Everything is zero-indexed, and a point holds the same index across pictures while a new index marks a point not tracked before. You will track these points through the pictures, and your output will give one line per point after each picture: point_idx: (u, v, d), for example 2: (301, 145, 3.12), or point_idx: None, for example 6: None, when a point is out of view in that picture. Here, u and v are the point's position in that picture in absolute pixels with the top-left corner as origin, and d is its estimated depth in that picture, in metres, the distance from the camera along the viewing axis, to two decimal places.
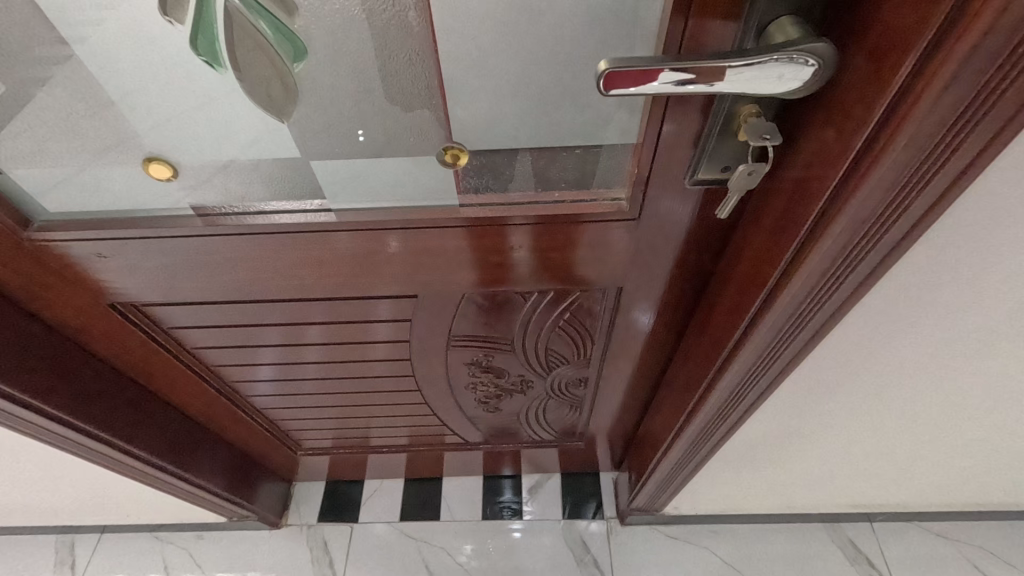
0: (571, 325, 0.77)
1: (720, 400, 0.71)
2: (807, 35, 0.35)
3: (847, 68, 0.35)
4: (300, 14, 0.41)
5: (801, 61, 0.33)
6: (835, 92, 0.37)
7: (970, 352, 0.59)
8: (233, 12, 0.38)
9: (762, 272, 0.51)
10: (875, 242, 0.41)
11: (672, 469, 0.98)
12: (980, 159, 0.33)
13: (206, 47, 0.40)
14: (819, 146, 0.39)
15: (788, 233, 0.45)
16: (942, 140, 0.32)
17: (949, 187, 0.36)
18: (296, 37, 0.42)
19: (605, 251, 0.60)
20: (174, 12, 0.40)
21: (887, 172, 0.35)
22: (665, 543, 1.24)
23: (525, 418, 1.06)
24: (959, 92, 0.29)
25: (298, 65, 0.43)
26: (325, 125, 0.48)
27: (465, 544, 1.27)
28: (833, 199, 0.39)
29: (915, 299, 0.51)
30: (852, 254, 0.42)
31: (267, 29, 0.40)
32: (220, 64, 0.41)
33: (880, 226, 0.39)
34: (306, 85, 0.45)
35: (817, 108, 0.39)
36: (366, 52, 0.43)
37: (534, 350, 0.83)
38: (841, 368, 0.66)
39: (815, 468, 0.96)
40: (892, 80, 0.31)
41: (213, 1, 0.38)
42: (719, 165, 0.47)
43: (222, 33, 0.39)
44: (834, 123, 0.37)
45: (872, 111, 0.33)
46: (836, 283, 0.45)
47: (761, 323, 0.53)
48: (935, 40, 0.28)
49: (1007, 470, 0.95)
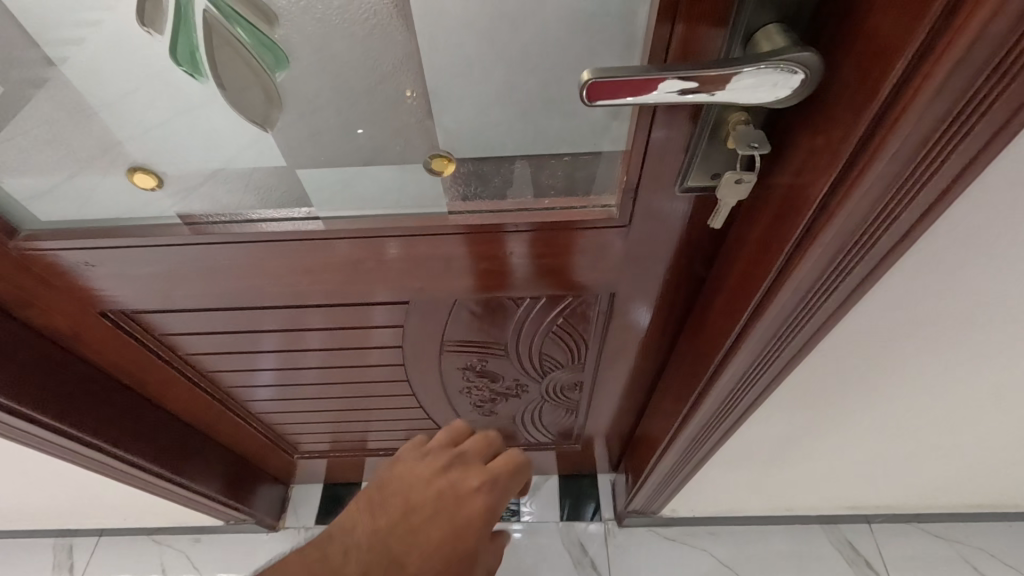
0: (564, 330, 0.76)
1: (717, 403, 0.70)
2: (794, 43, 0.34)
3: (835, 75, 0.34)
4: (280, 24, 0.41)
5: (789, 70, 0.33)
6: (824, 99, 0.36)
7: (965, 356, 0.59)
8: (210, 21, 0.39)
9: (753, 278, 0.50)
10: (867, 249, 0.40)
11: (668, 472, 0.97)
12: (970, 168, 0.33)
13: (185, 55, 0.41)
14: (808, 154, 0.39)
15: (778, 240, 0.45)
16: (931, 149, 0.32)
17: (940, 195, 0.35)
18: (276, 46, 0.42)
19: (597, 257, 0.59)
20: (153, 22, 0.40)
21: (877, 181, 0.34)
22: (663, 545, 1.24)
23: (521, 421, 1.06)
24: (946, 102, 0.29)
25: (280, 73, 0.43)
26: (312, 134, 0.48)
27: None
28: (823, 208, 0.38)
29: (909, 304, 0.51)
30: (844, 261, 0.42)
31: (245, 37, 0.40)
32: (200, 71, 0.42)
33: (871, 234, 0.39)
34: (289, 93, 0.45)
35: (806, 115, 0.39)
36: (351, 60, 0.43)
37: (528, 355, 0.82)
38: (835, 372, 0.65)
39: (812, 470, 0.96)
40: (880, 90, 0.31)
41: (190, 11, 0.38)
42: (708, 172, 0.47)
43: (201, 42, 0.40)
44: (823, 131, 0.37)
45: (860, 120, 0.33)
46: (828, 290, 0.45)
47: (755, 328, 0.53)
48: (922, 51, 0.28)
49: (1005, 472, 0.95)
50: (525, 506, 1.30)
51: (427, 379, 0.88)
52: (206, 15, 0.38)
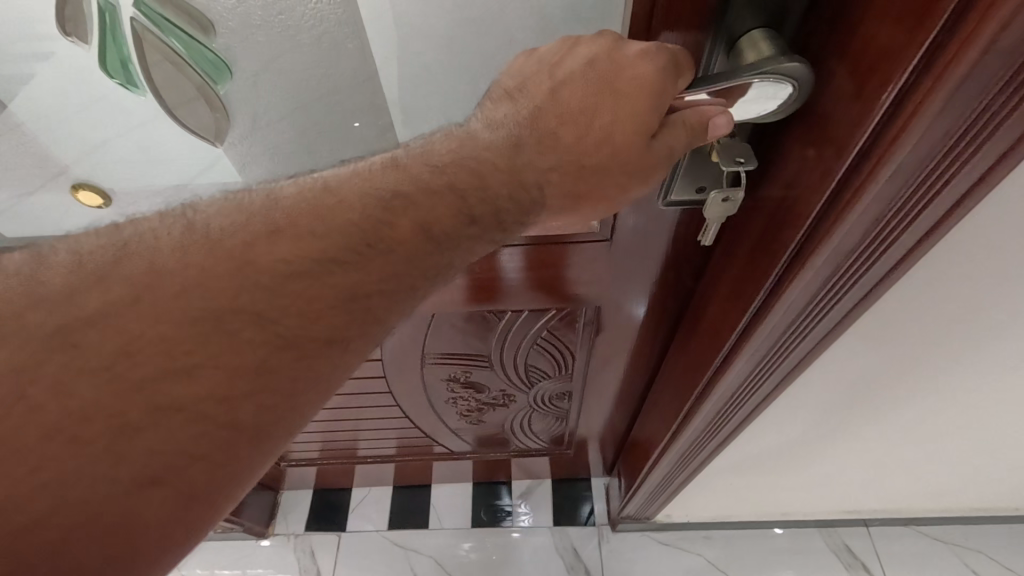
0: (549, 340, 0.76)
1: (709, 415, 0.68)
2: (779, 52, 0.32)
3: (829, 86, 0.31)
4: (217, 32, 0.42)
5: (776, 85, 0.31)
6: (814, 111, 0.33)
7: (963, 369, 0.57)
8: (142, 31, 0.42)
9: (742, 297, 0.47)
10: (861, 272, 0.38)
11: (663, 480, 0.96)
12: (978, 186, 0.30)
13: (121, 68, 0.44)
14: (799, 169, 0.36)
15: (767, 260, 0.42)
16: (926, 173, 0.29)
17: (942, 215, 0.32)
18: (216, 57, 0.43)
19: (583, 265, 0.61)
20: (77, 31, 0.42)
21: (874, 202, 0.31)
22: (657, 549, 1.22)
23: (511, 428, 1.04)
24: (951, 120, 0.26)
25: (221, 86, 0.45)
26: (280, 148, 0.48)
27: (464, 542, 1.26)
28: (815, 229, 0.35)
29: (904, 319, 0.48)
30: (839, 282, 0.39)
31: (181, 47, 0.43)
32: (135, 84, 0.45)
33: (867, 256, 0.36)
34: (233, 103, 0.46)
35: (796, 126, 0.36)
36: (308, 68, 0.44)
37: (513, 366, 0.81)
38: (829, 384, 0.63)
39: (807, 477, 0.94)
40: (874, 107, 0.28)
41: (123, 23, 0.42)
42: (693, 185, 0.44)
43: (135, 53, 0.43)
44: (815, 145, 0.34)
45: (853, 139, 0.30)
46: (823, 309, 0.42)
47: (745, 348, 0.50)
48: (921, 66, 0.25)
49: (1005, 477, 0.93)
50: (520, 507, 1.29)
51: (412, 388, 0.87)
52: (132, 23, 0.42)
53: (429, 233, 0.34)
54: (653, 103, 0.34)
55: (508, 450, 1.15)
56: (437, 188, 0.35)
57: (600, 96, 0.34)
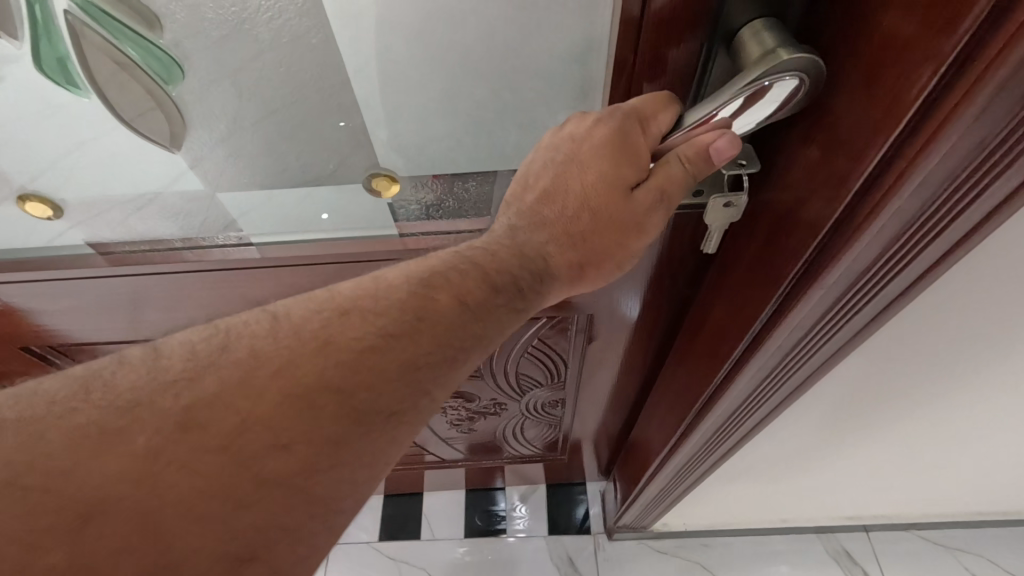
0: (541, 348, 0.73)
1: (710, 428, 0.65)
2: (785, 42, 0.29)
3: (845, 85, 0.28)
4: (165, 30, 0.41)
5: (786, 80, 0.29)
6: (825, 113, 0.31)
7: (980, 395, 0.53)
8: (79, 28, 0.39)
9: (745, 310, 0.45)
10: (874, 292, 0.35)
11: (661, 491, 0.93)
12: (1009, 203, 0.27)
13: (59, 70, 0.42)
14: (808, 177, 0.33)
15: (772, 273, 0.39)
16: (950, 188, 0.26)
17: (967, 233, 0.29)
18: (164, 56, 0.42)
19: None
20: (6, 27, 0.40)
21: (893, 217, 0.28)
22: (655, 559, 1.19)
23: (503, 437, 1.02)
24: (987, 129, 0.23)
25: (174, 89, 0.44)
26: (266, 149, 0.47)
27: (460, 547, 1.23)
28: (827, 244, 0.32)
29: (919, 339, 0.45)
30: (851, 300, 0.36)
31: (129, 48, 0.41)
32: (75, 86, 0.43)
33: (881, 275, 0.33)
34: (188, 105, 0.45)
35: (804, 128, 0.33)
36: (275, 64, 0.43)
37: (503, 374, 0.78)
38: (838, 403, 0.59)
39: (809, 487, 0.91)
40: (902, 112, 0.25)
41: (58, 21, 0.39)
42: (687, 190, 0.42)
43: (71, 52, 0.41)
44: (827, 151, 0.31)
45: (873, 147, 0.27)
46: (832, 328, 0.40)
47: (750, 365, 0.47)
48: (958, 66, 0.22)
49: (1010, 486, 0.90)
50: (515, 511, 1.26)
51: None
52: (70, 18, 0.39)
53: (469, 305, 0.35)
54: (625, 154, 0.35)
55: (501, 458, 1.13)
56: (466, 275, 0.36)
57: (568, 170, 0.37)
